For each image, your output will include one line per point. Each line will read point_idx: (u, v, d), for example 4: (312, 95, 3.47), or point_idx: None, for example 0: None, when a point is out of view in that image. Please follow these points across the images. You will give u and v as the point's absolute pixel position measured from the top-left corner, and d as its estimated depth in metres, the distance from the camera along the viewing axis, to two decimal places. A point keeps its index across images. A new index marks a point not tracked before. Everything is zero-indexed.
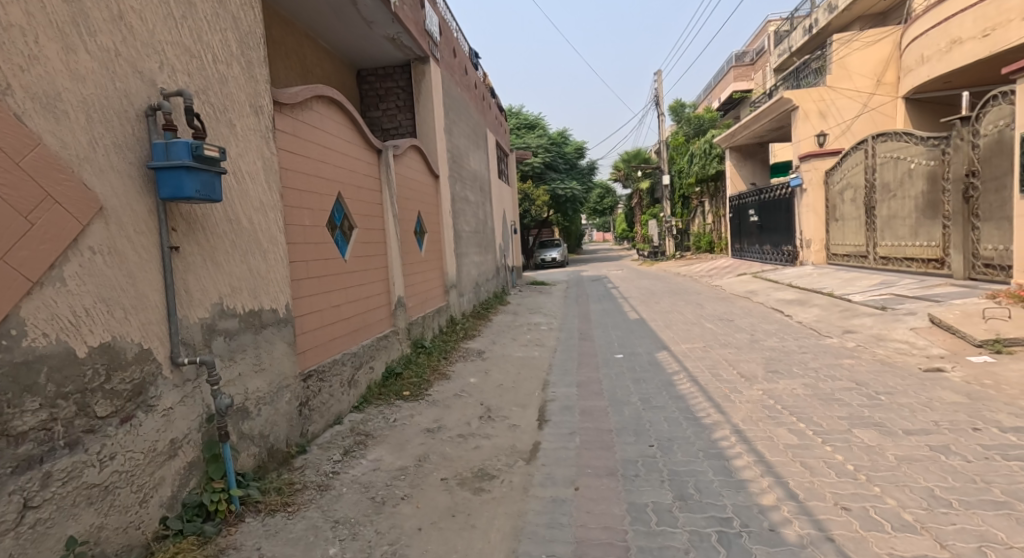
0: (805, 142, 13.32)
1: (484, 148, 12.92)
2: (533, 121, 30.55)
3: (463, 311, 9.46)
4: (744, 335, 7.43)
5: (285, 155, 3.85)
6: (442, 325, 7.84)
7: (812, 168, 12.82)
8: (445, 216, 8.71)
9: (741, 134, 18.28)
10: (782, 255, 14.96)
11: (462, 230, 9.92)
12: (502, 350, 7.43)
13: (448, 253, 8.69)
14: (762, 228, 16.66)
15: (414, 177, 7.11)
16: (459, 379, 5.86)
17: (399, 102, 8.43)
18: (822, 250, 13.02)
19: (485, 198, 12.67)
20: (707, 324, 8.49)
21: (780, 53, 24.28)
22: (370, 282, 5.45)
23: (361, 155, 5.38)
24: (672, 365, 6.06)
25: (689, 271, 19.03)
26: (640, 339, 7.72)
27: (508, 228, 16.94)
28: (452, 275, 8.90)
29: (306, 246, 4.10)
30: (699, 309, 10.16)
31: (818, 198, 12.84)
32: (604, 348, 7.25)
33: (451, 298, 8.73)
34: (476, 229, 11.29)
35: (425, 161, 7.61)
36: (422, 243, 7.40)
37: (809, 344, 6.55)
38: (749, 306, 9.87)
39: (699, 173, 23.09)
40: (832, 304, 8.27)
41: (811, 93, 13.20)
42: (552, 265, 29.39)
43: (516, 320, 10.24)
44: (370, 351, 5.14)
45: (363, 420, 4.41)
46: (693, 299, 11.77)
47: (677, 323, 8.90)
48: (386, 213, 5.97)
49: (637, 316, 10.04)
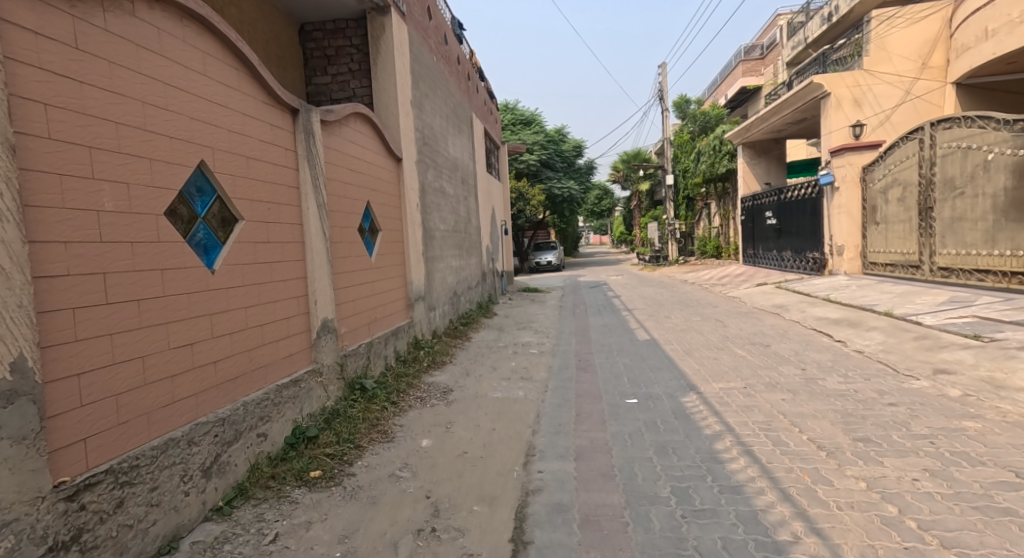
0: (837, 134, 11.67)
1: (467, 135, 11.15)
2: (529, 117, 28.84)
3: (434, 329, 7.67)
4: (792, 371, 5.68)
5: (38, 77, 2.13)
6: (399, 352, 6.06)
7: (846, 163, 11.23)
8: (409, 210, 6.92)
9: (757, 128, 16.53)
10: (806, 263, 13.22)
11: (436, 229, 8.17)
12: (476, 388, 5.64)
13: (412, 258, 6.92)
14: (781, 232, 14.95)
15: (358, 158, 5.35)
16: (405, 442, 4.07)
17: (351, 65, 6.68)
18: (857, 259, 11.33)
19: (468, 193, 10.92)
20: (738, 352, 6.76)
21: (793, 46, 22.67)
22: (272, 302, 3.68)
23: (257, 113, 3.63)
24: (709, 424, 4.29)
25: (697, 278, 17.28)
26: (656, 374, 5.95)
27: (498, 229, 15.16)
28: (418, 285, 7.11)
29: (111, 250, 2.38)
30: (721, 328, 8.43)
31: (854, 198, 11.21)
32: (609, 387, 5.48)
33: (416, 315, 6.95)
34: (455, 230, 9.52)
35: (376, 135, 5.86)
36: (371, 248, 5.65)
37: (889, 388, 4.82)
38: (783, 326, 8.14)
39: (707, 171, 21.33)
40: (896, 328, 6.56)
41: (844, 78, 11.53)
42: (547, 269, 27.70)
43: (500, 339, 8.48)
44: (262, 409, 3.38)
45: (214, 545, 2.60)
46: (711, 314, 10.03)
47: (699, 347, 7.17)
48: (307, 202, 4.18)
49: (648, 336, 8.29)
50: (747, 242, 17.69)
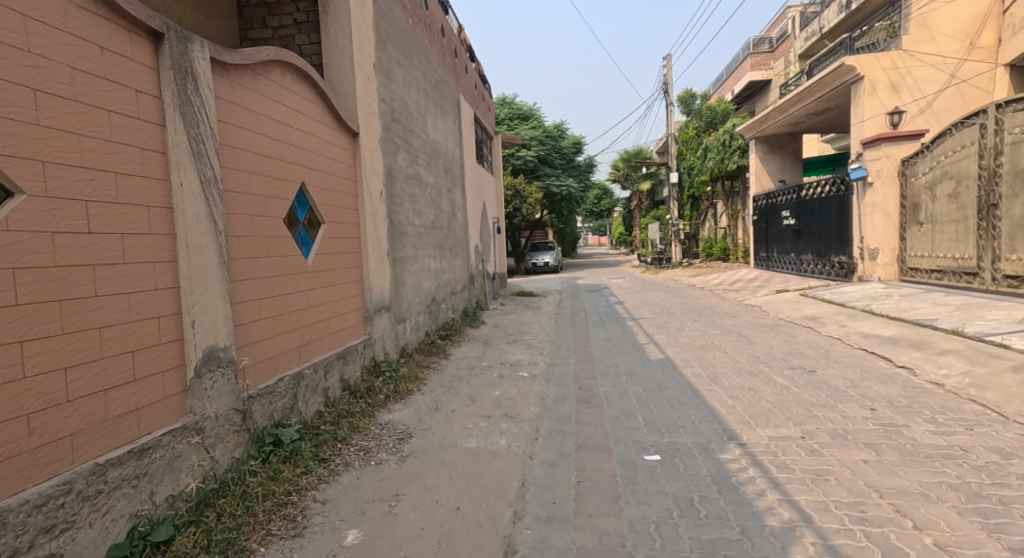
0: (871, 123, 10.42)
1: (452, 116, 9.72)
2: (527, 112, 27.52)
3: (402, 347, 6.32)
4: (858, 412, 4.35)
5: None
6: (347, 382, 4.70)
7: (882, 156, 10.01)
8: (368, 198, 5.53)
9: (773, 119, 15.20)
10: (831, 268, 11.92)
11: (408, 225, 6.83)
12: (445, 431, 4.28)
13: (372, 259, 5.55)
14: (800, 233, 13.63)
15: (284, 123, 4.02)
16: (322, 540, 2.68)
17: (296, 15, 5.34)
18: (893, 263, 10.10)
19: (453, 184, 9.59)
20: (777, 380, 5.43)
21: (807, 37, 21.42)
22: (97, 330, 2.34)
23: (67, 23, 2.30)
24: (772, 510, 2.91)
25: (705, 283, 15.97)
26: (680, 413, 4.61)
27: (490, 227, 13.83)
28: (380, 292, 5.72)
29: None
30: (748, 347, 7.13)
31: (890, 195, 9.97)
32: (622, 435, 4.13)
33: (376, 329, 5.59)
34: (434, 226, 8.16)
35: (312, 93, 4.47)
36: (309, 250, 4.34)
37: (1010, 446, 3.49)
38: (822, 345, 6.84)
39: (716, 168, 20.03)
40: (979, 354, 5.22)
41: (880, 60, 10.31)
42: (545, 270, 26.37)
43: (484, 357, 7.11)
44: (50, 515, 2.10)
45: None
46: (729, 326, 8.73)
47: (727, 373, 5.85)
48: (176, 175, 2.77)
49: (661, 356, 6.94)
50: (760, 244, 16.39)
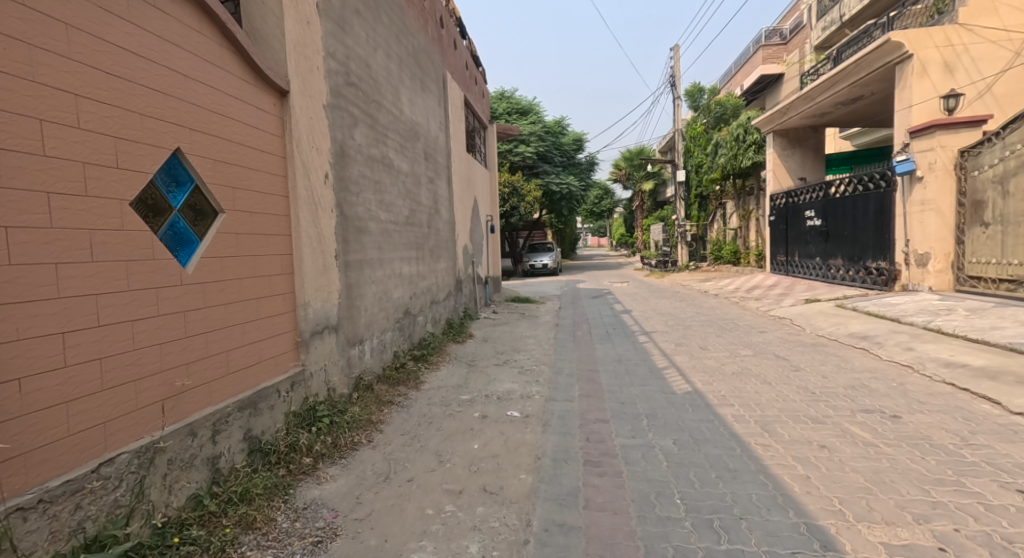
0: (920, 109, 9.08)
1: (435, 94, 8.31)
2: (527, 107, 26.12)
3: (358, 377, 4.91)
4: (1005, 498, 2.94)
5: None
6: (255, 439, 3.29)
7: (935, 145, 8.71)
8: (305, 179, 4.11)
9: (794, 110, 13.79)
10: (868, 275, 10.55)
11: (370, 220, 5.42)
12: (390, 526, 2.85)
13: (309, 262, 4.11)
14: (827, 235, 12.23)
15: (140, 52, 2.62)
16: None
17: None
18: (947, 271, 8.81)
19: (435, 175, 8.19)
20: (853, 431, 4.04)
21: (825, 27, 20.08)
22: None
23: None
24: None
25: (719, 289, 14.58)
26: (737, 489, 3.21)
27: (481, 226, 12.43)
28: (323, 307, 4.30)
29: None
30: (794, 376, 5.74)
31: (944, 191, 8.69)
32: (661, 539, 2.72)
33: (316, 357, 4.16)
34: (408, 223, 6.75)
35: (203, 19, 3.07)
36: (186, 256, 2.93)
37: None
38: (889, 375, 5.44)
39: (728, 165, 18.65)
40: None
41: (933, 35, 9.01)
42: (543, 273, 25.00)
43: (466, 386, 5.69)
44: None
45: None
46: (762, 346, 7.33)
47: (780, 417, 4.47)
48: None
49: (688, 388, 5.56)
50: (778, 247, 15.02)
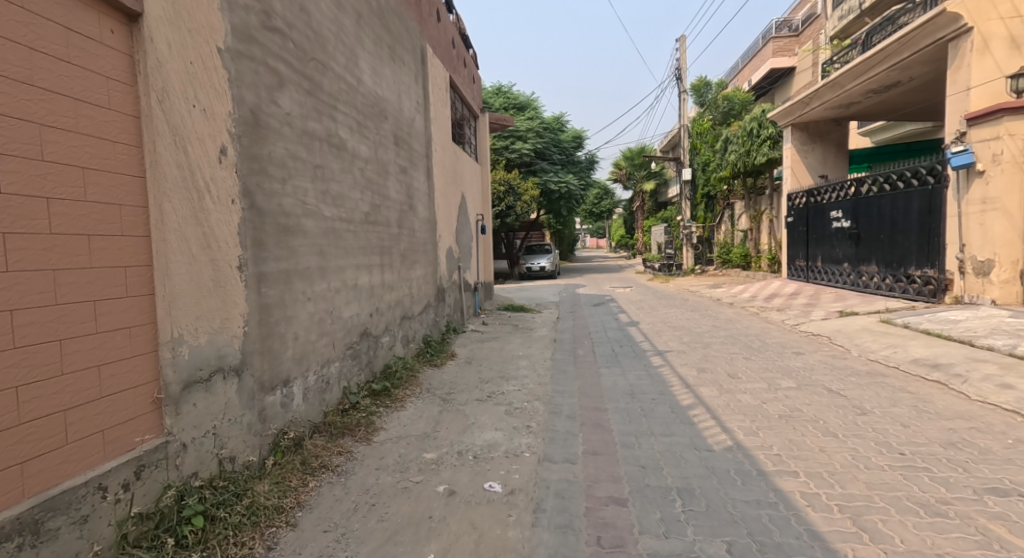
0: (981, 91, 7.76)
1: (409, 67, 6.91)
2: (524, 102, 24.79)
3: (277, 433, 3.53)
4: None
5: None
6: None
7: (1001, 134, 7.39)
8: (179, 152, 2.73)
9: (818, 100, 12.43)
10: (911, 284, 9.21)
11: (306, 218, 4.05)
12: None
13: (182, 277, 2.73)
14: (858, 238, 10.87)
15: None
16: None
17: None
18: (1014, 281, 7.51)
19: (409, 164, 6.83)
20: (999, 535, 2.70)
21: (842, 16, 18.76)
22: None
23: None
24: None
25: (733, 297, 13.23)
26: None
27: (470, 225, 11.07)
28: (212, 344, 2.91)
29: None
30: (862, 423, 4.39)
31: (1011, 188, 7.40)
32: None
33: (194, 419, 2.78)
34: (369, 221, 5.37)
35: None
36: None
37: None
38: (994, 426, 4.10)
39: (738, 162, 17.27)
40: None
41: (998, 5, 7.70)
42: (540, 276, 23.66)
43: (435, 435, 4.32)
44: None
45: None
46: (804, 374, 5.98)
47: (868, 499, 3.14)
48: None
49: (727, 441, 4.20)
50: (798, 250, 13.67)
